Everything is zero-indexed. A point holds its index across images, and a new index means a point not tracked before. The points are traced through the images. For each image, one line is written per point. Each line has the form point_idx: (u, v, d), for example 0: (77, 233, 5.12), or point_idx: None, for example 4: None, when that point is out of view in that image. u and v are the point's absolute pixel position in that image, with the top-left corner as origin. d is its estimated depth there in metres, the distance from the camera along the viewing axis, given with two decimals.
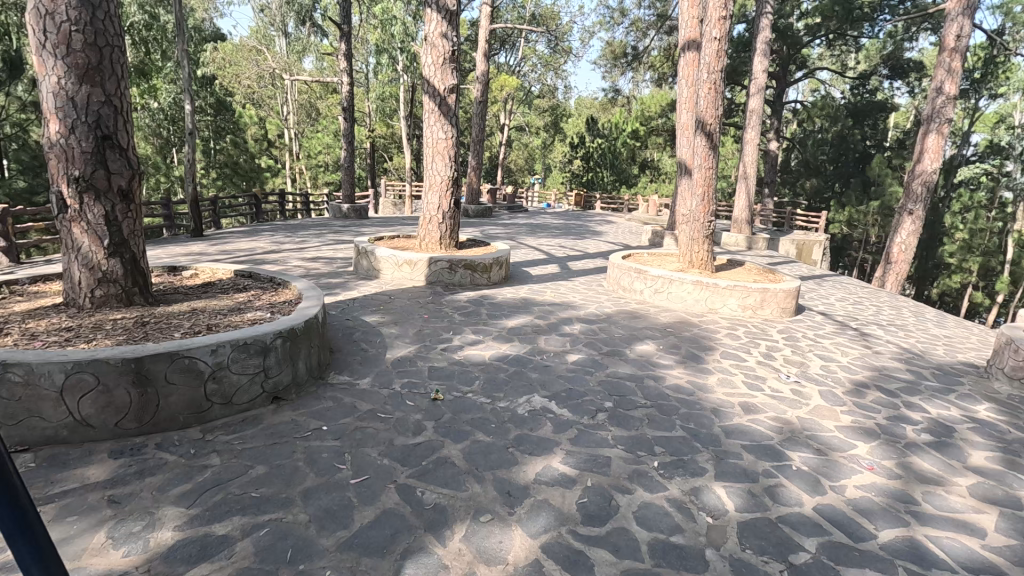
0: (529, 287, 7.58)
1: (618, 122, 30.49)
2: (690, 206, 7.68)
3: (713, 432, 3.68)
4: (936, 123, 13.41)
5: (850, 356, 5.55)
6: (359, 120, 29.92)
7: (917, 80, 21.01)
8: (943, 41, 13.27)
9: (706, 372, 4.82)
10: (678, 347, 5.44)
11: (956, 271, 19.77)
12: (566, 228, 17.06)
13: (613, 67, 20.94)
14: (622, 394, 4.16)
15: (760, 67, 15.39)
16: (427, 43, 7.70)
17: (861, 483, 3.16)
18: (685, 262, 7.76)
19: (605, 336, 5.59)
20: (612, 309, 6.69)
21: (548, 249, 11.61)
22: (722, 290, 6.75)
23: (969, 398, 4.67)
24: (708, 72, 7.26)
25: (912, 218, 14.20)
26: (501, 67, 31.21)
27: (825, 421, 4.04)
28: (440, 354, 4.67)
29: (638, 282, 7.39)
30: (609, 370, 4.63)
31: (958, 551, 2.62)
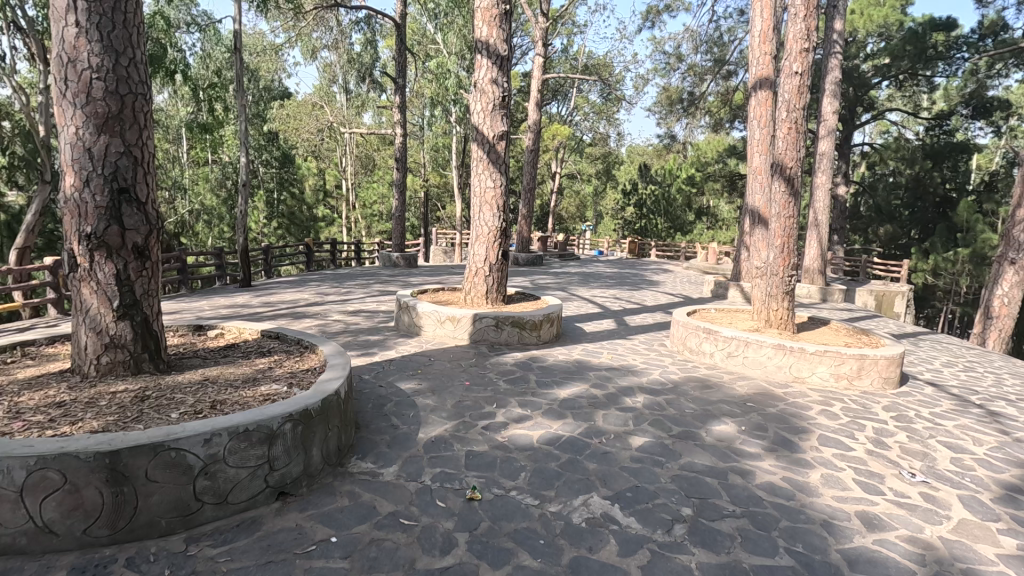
0: (583, 346, 6.89)
1: (671, 169, 29.84)
2: (767, 258, 6.84)
3: (831, 560, 2.80)
4: None
5: (986, 447, 4.49)
6: (413, 170, 30.67)
7: (1004, 119, 19.35)
8: None
9: (804, 465, 3.91)
10: (763, 428, 4.54)
11: None
12: (620, 278, 16.29)
13: (668, 113, 20.57)
14: (703, 496, 3.34)
15: (829, 109, 14.46)
16: (476, 90, 7.41)
17: None
18: (762, 322, 6.86)
19: (674, 412, 4.77)
20: (679, 376, 5.85)
21: (602, 302, 10.89)
22: (810, 356, 5.82)
23: None
24: (788, 111, 6.61)
25: (1015, 268, 12.46)
26: (553, 117, 31.52)
27: (978, 545, 3.06)
28: (481, 434, 4.00)
29: (707, 343, 6.54)
30: (683, 460, 3.82)
31: None
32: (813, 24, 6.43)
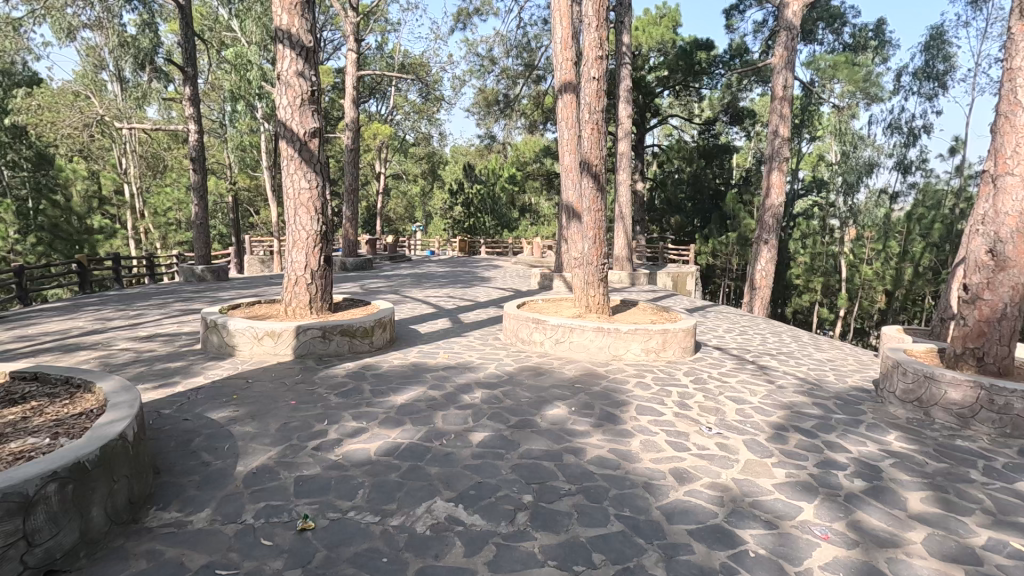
0: (419, 348, 6.78)
1: (494, 168, 31.00)
2: (582, 249, 7.45)
3: (654, 518, 3.10)
4: (777, 161, 14.89)
5: (759, 396, 5.44)
6: (216, 171, 27.37)
7: (752, 125, 23.58)
8: (773, 90, 14.80)
9: (626, 436, 4.29)
10: (590, 406, 4.90)
11: (804, 291, 22.27)
12: (453, 276, 16.45)
13: (486, 114, 21.22)
14: (541, 480, 3.48)
15: (625, 113, 16.13)
16: (280, 83, 6.80)
17: (825, 562, 2.77)
18: (583, 308, 7.45)
19: (510, 402, 4.92)
20: (513, 367, 6.06)
21: (436, 302, 10.86)
22: (624, 335, 6.48)
23: (878, 429, 4.71)
24: (590, 113, 7.20)
25: (768, 246, 15.33)
26: (373, 116, 30.60)
27: (760, 479, 3.65)
28: (311, 456, 3.67)
29: (537, 333, 6.87)
30: (521, 449, 3.94)
31: None
32: (605, 34, 7.10)
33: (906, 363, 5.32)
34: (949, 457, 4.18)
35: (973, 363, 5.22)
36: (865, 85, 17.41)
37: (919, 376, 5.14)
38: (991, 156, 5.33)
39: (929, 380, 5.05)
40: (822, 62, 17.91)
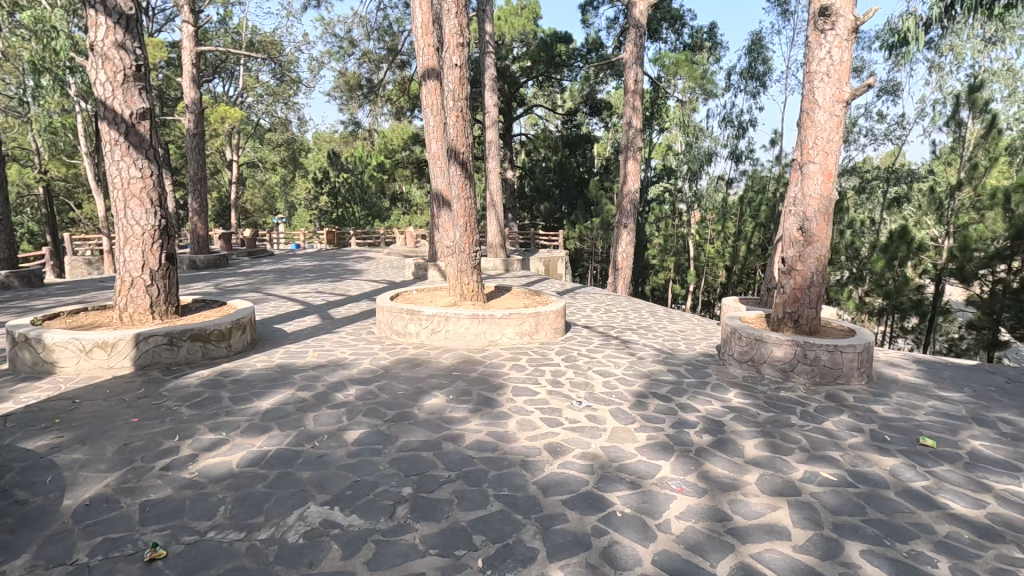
0: (285, 349, 6.35)
1: (361, 156, 29.76)
2: (454, 237, 7.47)
3: (531, 494, 3.23)
4: (632, 151, 16.07)
5: (622, 368, 5.89)
6: (19, 159, 23.05)
7: (609, 117, 25.11)
8: (626, 84, 15.88)
9: (503, 418, 4.40)
10: (468, 392, 4.96)
11: (660, 270, 24.64)
12: (322, 270, 15.60)
13: (348, 99, 20.23)
14: (421, 471, 3.45)
15: (491, 102, 16.29)
16: (94, 55, 5.87)
17: (680, 512, 3.08)
18: (457, 296, 7.49)
19: (387, 396, 4.80)
20: (389, 360, 5.92)
21: (304, 298, 10.23)
22: (499, 320, 6.64)
23: (720, 388, 5.35)
24: (454, 101, 7.17)
25: (627, 230, 16.54)
26: (219, 97, 27.72)
27: (625, 445, 3.96)
28: (159, 478, 3.28)
29: (412, 324, 6.77)
30: (399, 442, 3.87)
31: (779, 563, 2.62)
32: (465, 21, 7.08)
33: (741, 329, 6.09)
34: (775, 406, 4.87)
35: (791, 324, 6.11)
36: (702, 82, 19.35)
37: (751, 339, 5.91)
38: (798, 147, 6.21)
39: (759, 342, 5.83)
40: (666, 59, 19.54)
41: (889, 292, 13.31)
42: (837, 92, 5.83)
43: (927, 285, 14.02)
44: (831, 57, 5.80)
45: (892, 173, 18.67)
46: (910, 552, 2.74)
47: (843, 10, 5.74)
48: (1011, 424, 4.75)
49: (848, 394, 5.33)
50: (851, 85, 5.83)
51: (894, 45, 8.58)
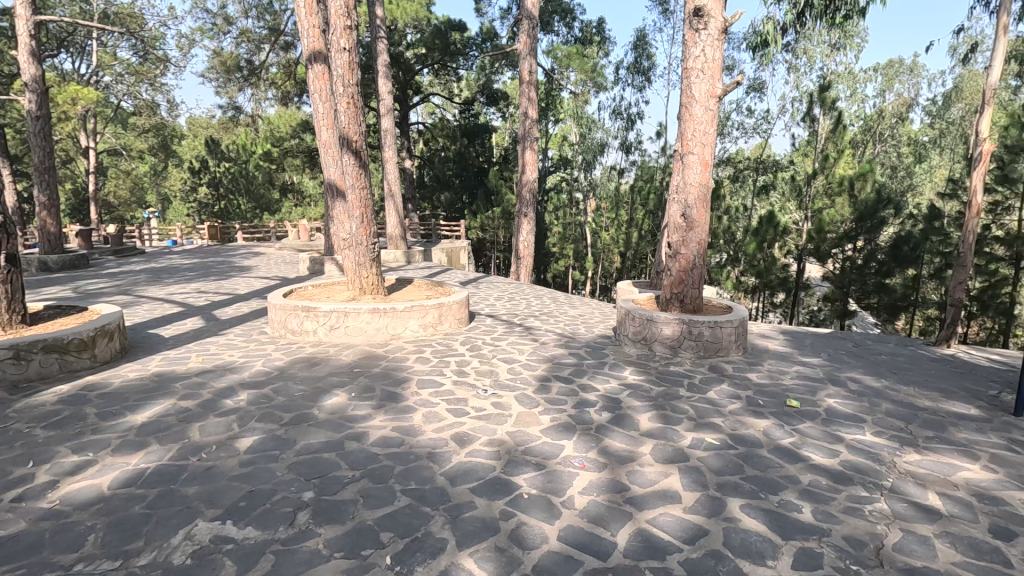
0: (163, 355, 5.79)
1: (244, 144, 27.63)
2: (351, 229, 7.21)
3: (438, 485, 3.21)
4: (529, 141, 16.35)
5: (526, 354, 6.03)
6: None
7: (506, 107, 25.31)
8: (521, 75, 16.08)
9: (408, 412, 4.33)
10: (371, 389, 4.83)
11: (560, 257, 25.54)
12: (204, 268, 14.35)
13: (226, 82, 18.65)
14: (323, 473, 3.31)
15: (385, 88, 15.78)
16: None
17: (583, 487, 3.21)
18: (357, 290, 7.25)
19: (283, 399, 4.55)
20: (284, 361, 5.60)
21: (183, 298, 9.37)
22: (401, 313, 6.51)
23: (617, 368, 5.65)
24: (343, 86, 6.88)
25: (527, 219, 16.84)
26: (68, 75, 24.37)
27: (529, 428, 4.06)
28: (9, 512, 2.86)
29: (308, 322, 6.44)
30: (298, 445, 3.69)
31: (672, 525, 2.83)
32: (351, 2, 6.79)
33: (634, 311, 6.45)
34: (666, 381, 5.24)
35: (677, 304, 6.58)
36: (593, 75, 20.07)
37: (643, 320, 6.29)
38: (678, 139, 6.65)
39: (650, 322, 6.22)
40: (559, 52, 20.02)
41: (760, 272, 14.75)
42: (710, 88, 6.31)
43: (791, 264, 15.70)
44: (704, 56, 6.26)
45: (760, 164, 20.61)
46: (781, 501, 3.08)
47: (714, 12, 6.21)
48: (857, 381, 5.49)
49: (728, 365, 5.85)
50: (722, 82, 6.34)
51: (757, 46, 9.42)
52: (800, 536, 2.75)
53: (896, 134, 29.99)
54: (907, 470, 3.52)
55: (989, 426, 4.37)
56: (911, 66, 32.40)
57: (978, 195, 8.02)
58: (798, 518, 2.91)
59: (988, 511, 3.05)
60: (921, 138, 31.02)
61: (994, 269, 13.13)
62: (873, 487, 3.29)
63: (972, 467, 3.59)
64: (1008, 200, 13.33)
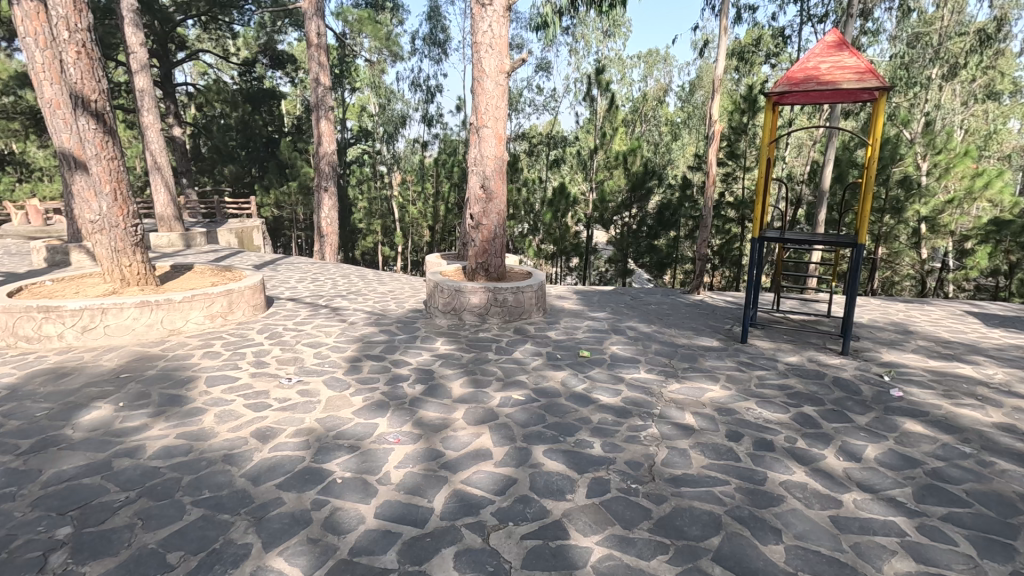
0: None
1: None
2: (99, 209, 6.01)
3: (238, 488, 2.92)
4: (323, 110, 15.19)
5: (334, 336, 5.76)
6: None
7: (294, 72, 22.90)
8: (308, 37, 14.78)
9: (196, 414, 3.83)
10: (145, 395, 4.15)
11: (368, 234, 24.65)
12: None
13: None
14: (84, 502, 2.77)
15: (135, 40, 13.08)
16: None
17: (398, 462, 3.21)
18: (116, 281, 6.12)
19: (18, 423, 3.66)
20: (16, 376, 4.48)
21: None
22: (179, 305, 5.67)
23: (429, 339, 5.73)
24: (69, 31, 5.56)
25: (328, 194, 15.78)
26: None
27: (341, 412, 3.90)
28: None
29: (49, 325, 5.21)
30: (45, 476, 3.01)
31: (484, 481, 3.00)
32: None
33: (442, 283, 6.55)
34: (475, 347, 5.46)
35: (483, 273, 6.86)
36: (388, 44, 19.35)
37: (452, 291, 6.42)
38: (472, 112, 6.80)
39: (458, 292, 6.38)
40: (350, 15, 18.81)
41: (557, 239, 16.11)
42: (500, 64, 6.56)
43: (582, 231, 17.41)
44: (492, 31, 6.46)
45: (552, 140, 22.30)
46: (576, 441, 3.46)
47: None
48: (634, 329, 6.40)
49: (531, 326, 6.33)
50: (509, 58, 6.63)
51: (541, 27, 9.97)
52: (592, 468, 3.14)
53: (656, 115, 34.89)
54: (671, 398, 4.24)
55: (726, 353, 5.47)
56: (665, 57, 37.84)
57: (714, 168, 9.72)
58: (591, 453, 3.32)
59: (724, 420, 3.84)
60: (675, 119, 36.63)
61: (728, 228, 16.28)
62: (647, 416, 3.89)
63: (715, 388, 4.48)
64: (735, 172, 16.53)
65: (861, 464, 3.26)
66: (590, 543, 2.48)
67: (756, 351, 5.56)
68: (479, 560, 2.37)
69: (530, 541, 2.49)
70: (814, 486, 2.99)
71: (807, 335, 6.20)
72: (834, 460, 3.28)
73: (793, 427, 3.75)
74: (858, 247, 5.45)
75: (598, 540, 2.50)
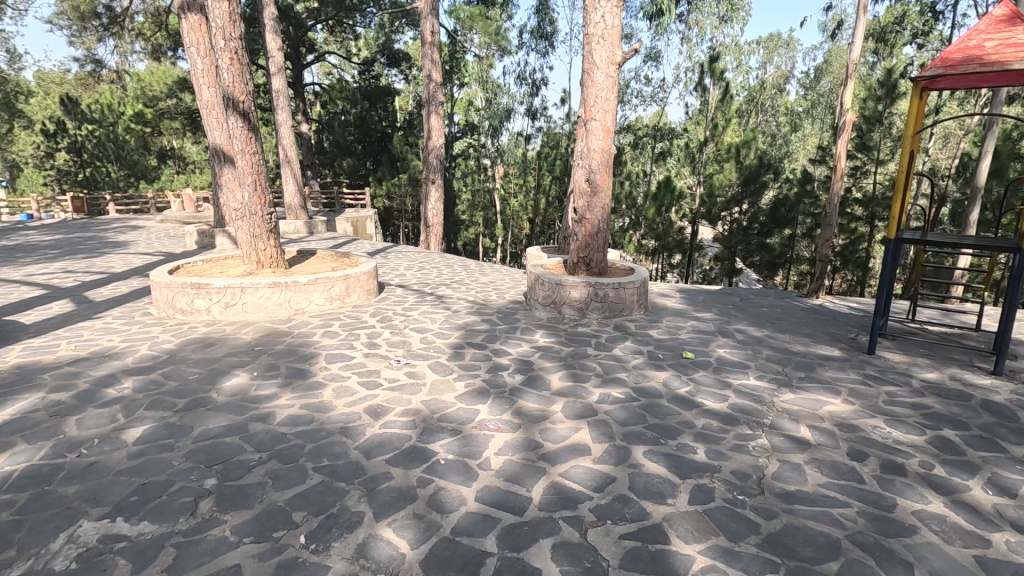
0: (23, 345, 5.13)
1: (109, 103, 24.03)
2: (242, 199, 6.72)
3: (353, 459, 3.16)
4: (434, 105, 15.83)
5: (439, 322, 6.02)
6: None
7: (408, 69, 24.06)
8: (423, 35, 15.39)
9: (317, 388, 4.18)
10: (275, 366, 4.60)
11: (470, 225, 25.39)
12: (68, 244, 12.67)
13: (82, 29, 16.82)
14: (225, 459, 3.13)
15: (273, 45, 14.43)
16: None
17: (497, 449, 3.29)
18: (253, 264, 6.84)
19: (175, 384, 4.22)
20: (174, 343, 5.15)
21: (44, 279, 8.27)
22: (304, 287, 6.23)
23: (529, 331, 5.81)
24: (225, 39, 6.26)
25: (435, 186, 16.43)
26: None
27: (445, 396, 4.08)
28: None
29: (200, 300, 5.94)
30: (195, 431, 3.45)
31: (583, 476, 3.00)
32: None
33: (543, 275, 6.59)
34: (574, 341, 5.45)
35: (584, 268, 6.82)
36: (497, 38, 19.68)
37: (552, 284, 6.44)
38: (581, 105, 6.75)
39: (558, 286, 6.40)
40: (461, 12, 19.39)
41: (660, 234, 15.60)
42: (611, 55, 6.44)
43: (687, 227, 16.69)
44: (604, 22, 6.34)
45: (658, 132, 21.57)
46: (679, 445, 3.35)
47: None
48: (742, 332, 6.06)
49: (631, 323, 6.20)
50: (621, 49, 6.49)
51: (655, 16, 9.62)
52: (695, 474, 3.02)
53: (775, 104, 32.50)
54: (784, 408, 3.97)
55: (849, 364, 5.01)
56: (788, 41, 35.14)
57: (842, 161, 8.85)
58: (694, 459, 3.19)
59: (846, 436, 3.53)
60: (796, 108, 33.93)
61: (854, 227, 14.83)
62: (756, 425, 3.67)
63: (835, 401, 4.12)
64: (865, 166, 15.01)
65: (1017, 501, 2.84)
66: (692, 551, 2.39)
67: (885, 364, 5.03)
68: (576, 554, 2.37)
69: (629, 542, 2.45)
70: (955, 520, 2.66)
71: (950, 350, 5.50)
72: (981, 494, 2.90)
73: (930, 451, 3.35)
74: (1020, 253, 4.73)
75: (701, 549, 2.41)
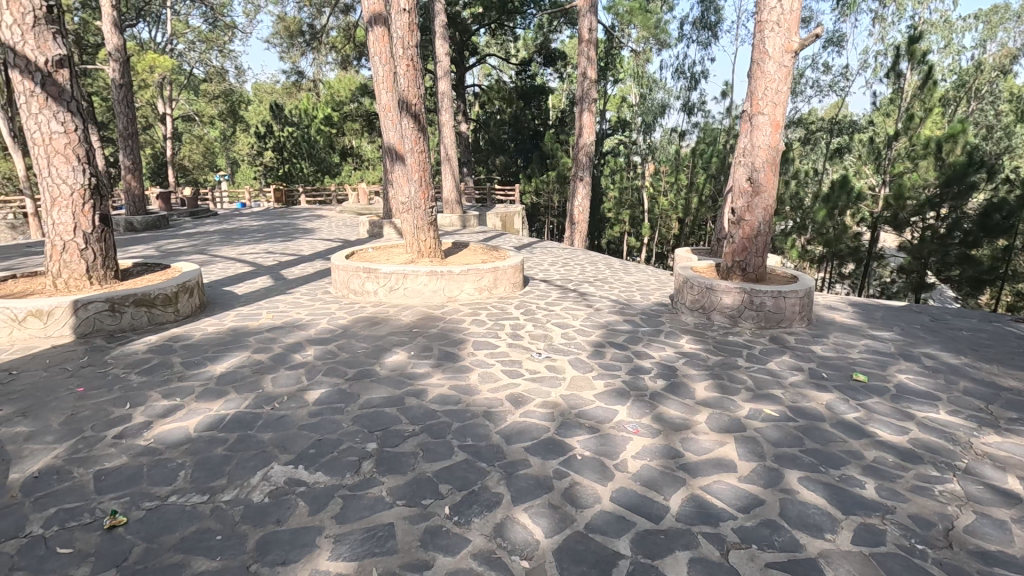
0: (235, 312, 6.19)
1: (307, 108, 27.81)
2: (409, 193, 7.37)
3: (494, 442, 3.32)
4: (587, 103, 15.84)
5: (580, 319, 6.06)
6: None
7: (564, 67, 24.33)
8: (580, 33, 15.42)
9: (465, 371, 4.46)
10: (428, 347, 5.00)
11: (615, 223, 25.01)
12: (270, 229, 14.96)
13: (289, 45, 19.65)
14: (385, 427, 3.48)
15: (442, 50, 15.52)
16: None
17: (635, 452, 3.23)
18: (414, 253, 7.46)
19: (346, 355, 4.79)
20: (347, 320, 5.85)
21: (253, 258, 9.88)
22: (457, 276, 6.66)
23: (673, 335, 5.59)
24: (403, 48, 6.91)
25: (583, 183, 16.44)
26: (147, 44, 25.46)
27: (584, 392, 4.10)
28: (113, 447, 3.24)
29: (369, 282, 6.64)
30: (361, 399, 3.88)
31: (727, 493, 2.83)
32: None
33: (692, 278, 6.29)
34: (724, 350, 5.13)
35: (739, 273, 6.37)
36: (656, 32, 19.03)
37: (702, 288, 6.12)
38: (747, 98, 6.29)
39: (709, 291, 6.06)
40: (621, 7, 19.07)
41: (830, 240, 13.99)
42: (786, 42, 5.90)
43: (864, 232, 14.72)
44: (781, 7, 5.82)
45: (836, 125, 19.26)
46: (842, 476, 3.00)
47: None
48: (932, 357, 5.20)
49: (791, 336, 5.65)
50: (799, 35, 5.92)
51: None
52: (862, 512, 2.68)
53: (994, 90, 27.13)
54: (985, 452, 3.34)
55: None
56: (1019, 12, 29.02)
57: None
58: (860, 494, 2.84)
59: None
60: None
61: None
62: (946, 467, 3.14)
63: None
64: None
65: None
66: None
67: None
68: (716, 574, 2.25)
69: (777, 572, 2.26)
70: None
71: None
72: None
73: None
74: None
75: None
